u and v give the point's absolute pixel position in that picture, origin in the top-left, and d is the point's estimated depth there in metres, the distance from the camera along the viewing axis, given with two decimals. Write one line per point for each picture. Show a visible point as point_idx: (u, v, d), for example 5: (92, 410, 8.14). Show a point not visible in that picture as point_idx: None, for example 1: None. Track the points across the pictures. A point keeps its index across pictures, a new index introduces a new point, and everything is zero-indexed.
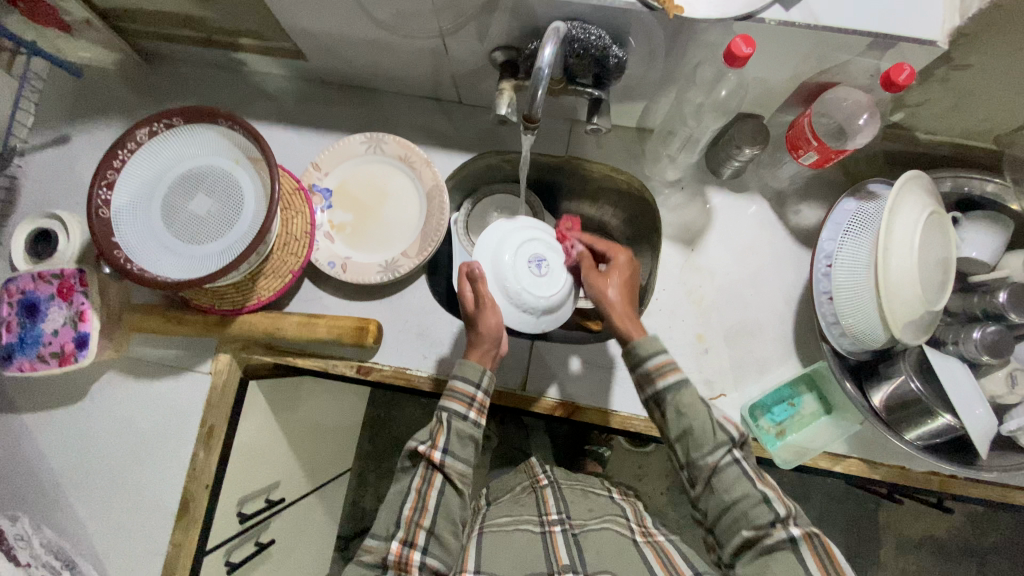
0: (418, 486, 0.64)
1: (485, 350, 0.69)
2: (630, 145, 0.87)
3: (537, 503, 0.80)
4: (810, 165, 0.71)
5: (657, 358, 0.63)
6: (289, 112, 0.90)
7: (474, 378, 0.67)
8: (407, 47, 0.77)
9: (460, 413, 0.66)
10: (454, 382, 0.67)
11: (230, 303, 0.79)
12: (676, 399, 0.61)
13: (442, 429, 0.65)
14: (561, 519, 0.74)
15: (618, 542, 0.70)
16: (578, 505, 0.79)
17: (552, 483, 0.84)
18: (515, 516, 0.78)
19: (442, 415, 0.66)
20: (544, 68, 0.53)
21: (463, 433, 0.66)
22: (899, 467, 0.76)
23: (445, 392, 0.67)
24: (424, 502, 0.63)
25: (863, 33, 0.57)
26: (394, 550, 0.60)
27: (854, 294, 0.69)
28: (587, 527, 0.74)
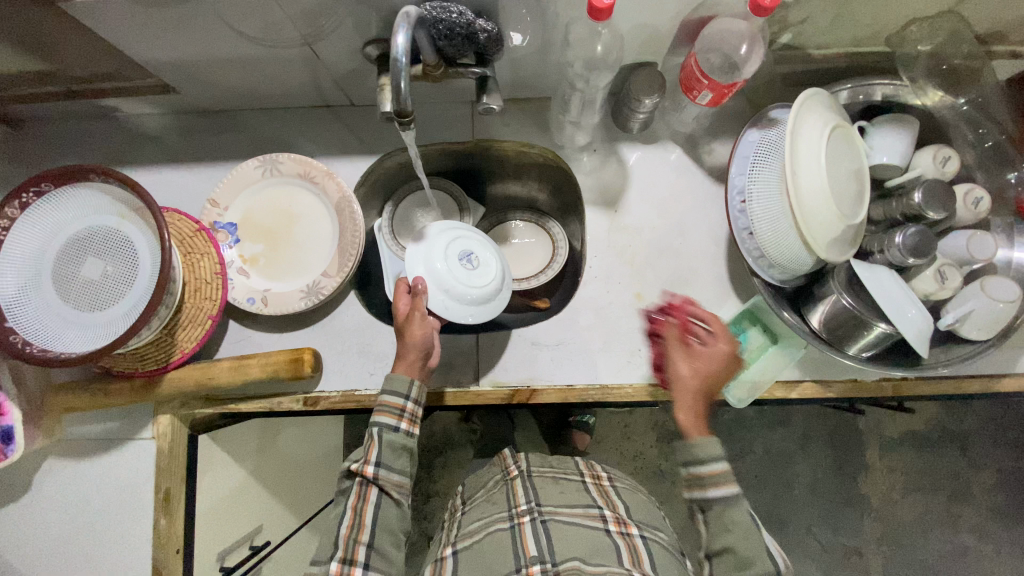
0: (353, 506, 0.66)
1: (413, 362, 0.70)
2: (534, 116, 0.84)
3: (506, 497, 0.80)
4: (708, 104, 0.69)
5: (706, 467, 0.60)
6: (176, 150, 0.85)
7: (402, 391, 0.69)
8: (277, 60, 0.72)
9: (390, 425, 0.68)
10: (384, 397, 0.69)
11: (155, 362, 0.76)
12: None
13: (373, 443, 0.68)
14: (530, 508, 0.76)
15: (587, 536, 0.71)
16: (548, 491, 0.79)
17: (522, 472, 0.84)
18: (487, 514, 0.78)
19: (373, 431, 0.68)
20: (401, 57, 0.50)
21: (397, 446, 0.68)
22: (852, 381, 0.77)
23: (376, 407, 0.69)
24: (360, 520, 0.65)
25: None
26: (334, 570, 0.62)
27: (773, 225, 0.68)
28: (556, 511, 0.76)
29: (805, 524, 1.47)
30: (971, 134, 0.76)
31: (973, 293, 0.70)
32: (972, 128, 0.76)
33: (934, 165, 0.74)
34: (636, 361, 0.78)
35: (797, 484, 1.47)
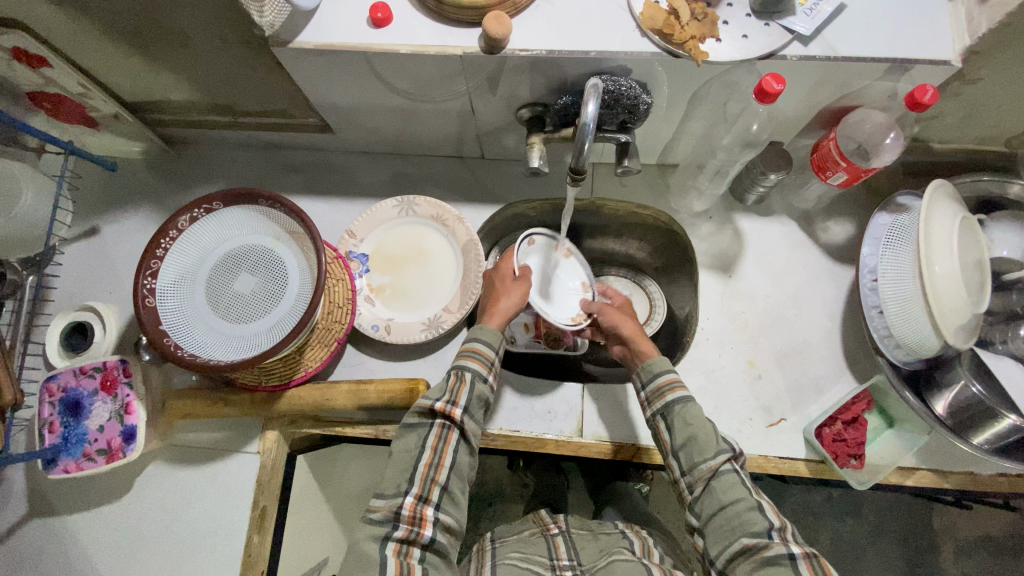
0: (433, 445, 0.65)
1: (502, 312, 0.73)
2: (653, 181, 0.89)
3: (548, 548, 0.87)
4: (839, 185, 0.73)
5: (664, 376, 0.69)
6: (318, 183, 0.91)
7: (494, 343, 0.71)
8: (434, 112, 0.80)
9: (480, 375, 0.68)
10: (474, 346, 0.71)
11: (278, 378, 0.79)
12: (683, 412, 0.65)
13: (463, 386, 0.67)
14: (572, 565, 0.83)
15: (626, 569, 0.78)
16: (589, 550, 0.86)
17: (562, 531, 0.92)
18: (525, 552, 0.85)
19: (464, 374, 0.68)
20: (590, 122, 0.55)
21: (478, 390, 0.68)
22: (969, 473, 0.75)
23: (466, 351, 0.70)
24: (438, 463, 0.64)
25: (880, 60, 0.60)
26: (408, 506, 0.61)
27: (903, 306, 0.69)
28: (596, 566, 0.82)
29: None
30: None
31: None
32: None
33: None
34: (747, 429, 0.77)
35: None
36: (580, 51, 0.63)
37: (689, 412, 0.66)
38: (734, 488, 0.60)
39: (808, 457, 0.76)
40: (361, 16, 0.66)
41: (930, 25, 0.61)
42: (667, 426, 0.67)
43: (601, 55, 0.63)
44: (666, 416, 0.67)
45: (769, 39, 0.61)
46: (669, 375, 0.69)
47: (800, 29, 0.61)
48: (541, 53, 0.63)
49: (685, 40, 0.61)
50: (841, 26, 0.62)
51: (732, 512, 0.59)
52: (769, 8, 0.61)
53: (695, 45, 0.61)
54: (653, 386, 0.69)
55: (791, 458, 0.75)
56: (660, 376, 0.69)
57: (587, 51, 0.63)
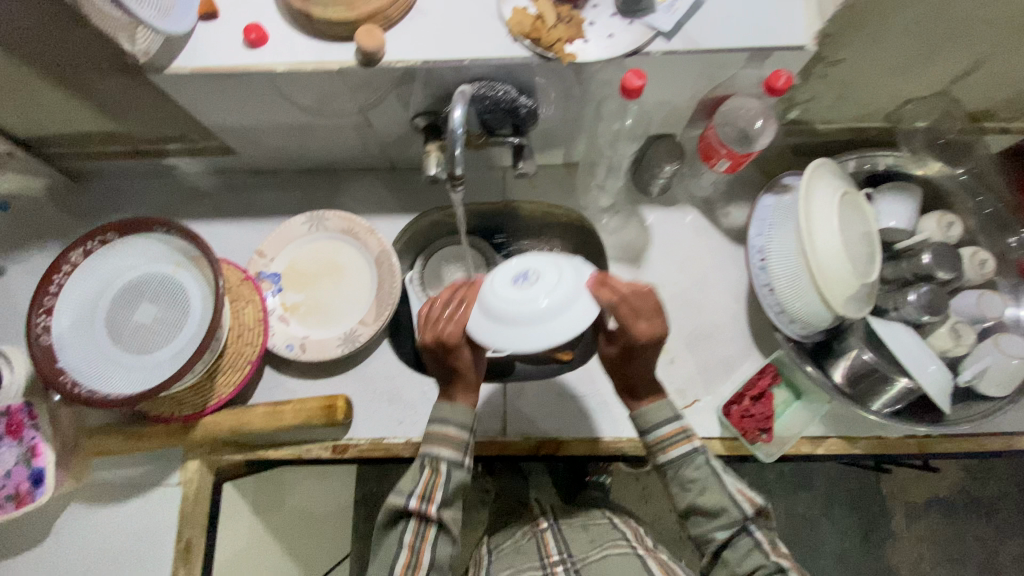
0: (410, 544, 0.61)
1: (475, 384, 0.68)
2: (561, 180, 0.91)
3: (538, 548, 0.90)
4: (725, 172, 0.76)
5: (664, 430, 0.66)
6: (228, 205, 0.91)
7: (466, 422, 0.66)
8: (332, 128, 0.80)
9: (455, 462, 0.64)
10: (448, 428, 0.66)
11: (191, 407, 0.78)
12: (680, 474, 0.65)
13: (439, 480, 0.63)
14: (564, 559, 0.86)
15: (621, 562, 0.82)
16: (579, 542, 0.90)
17: (550, 526, 0.95)
18: (518, 562, 0.88)
19: (437, 466, 0.63)
20: (458, 127, 0.56)
21: (457, 478, 0.65)
22: (877, 437, 0.78)
23: (437, 437, 0.65)
24: (417, 560, 0.60)
25: (739, 50, 0.63)
26: None
27: (791, 281, 0.72)
28: (588, 558, 0.85)
29: None
30: (969, 203, 0.82)
31: (989, 349, 0.73)
32: (972, 195, 0.82)
33: (939, 229, 0.79)
34: None
35: (822, 552, 1.42)
36: (454, 59, 0.64)
37: (688, 476, 0.65)
38: (749, 556, 0.60)
39: (723, 435, 0.77)
40: (237, 38, 0.67)
41: (783, 13, 0.64)
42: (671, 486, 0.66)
43: (475, 62, 0.64)
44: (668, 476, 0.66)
45: (633, 36, 0.64)
46: (657, 435, 0.66)
47: (661, 25, 0.63)
48: (417, 63, 0.64)
49: (553, 42, 0.63)
50: (699, 19, 0.64)
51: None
52: (631, 7, 0.64)
53: (561, 47, 0.63)
54: (654, 439, 0.67)
55: (707, 438, 0.77)
56: (653, 435, 0.67)
57: (461, 58, 0.64)
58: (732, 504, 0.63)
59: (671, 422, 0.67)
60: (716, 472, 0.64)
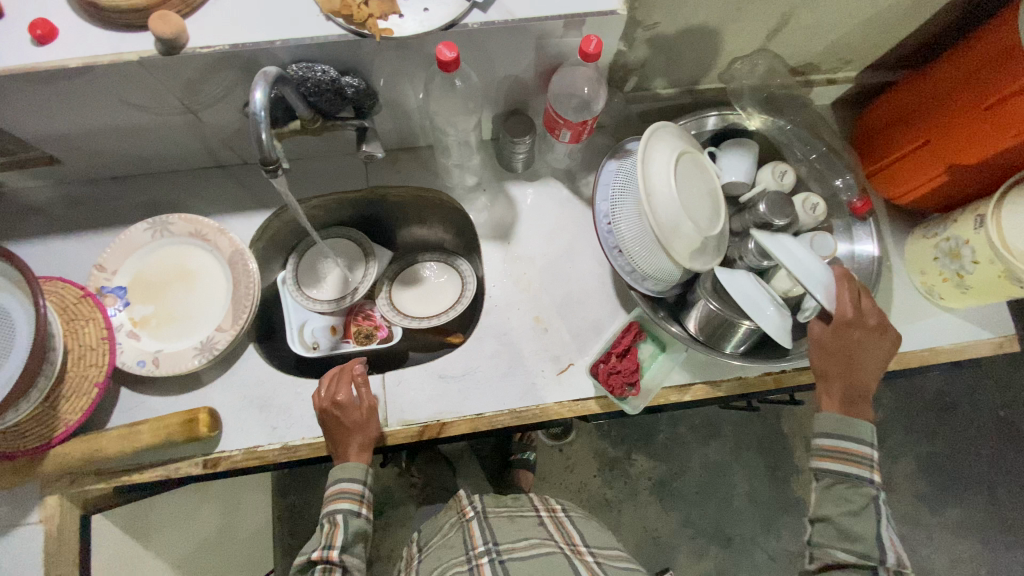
0: None
1: (359, 446, 0.75)
2: (425, 163, 0.90)
3: (464, 540, 0.90)
4: (571, 142, 0.77)
5: (853, 445, 0.70)
6: (64, 220, 0.83)
7: (359, 476, 0.75)
8: (163, 126, 0.75)
9: (352, 511, 0.74)
10: (341, 486, 0.75)
11: (36, 439, 0.72)
12: (841, 492, 0.69)
13: (338, 528, 0.72)
14: (488, 549, 0.86)
15: (545, 560, 0.83)
16: (505, 530, 0.91)
17: (477, 514, 0.95)
18: (445, 561, 0.88)
19: (336, 518, 0.73)
20: (259, 111, 0.54)
21: (356, 524, 0.73)
22: (737, 378, 0.83)
23: (335, 495, 0.74)
24: None
25: (553, 17, 0.64)
26: None
27: (636, 241, 0.75)
28: (513, 550, 0.86)
29: (750, 536, 1.49)
30: (800, 153, 0.88)
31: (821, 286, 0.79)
32: (802, 146, 0.89)
33: (774, 178, 0.84)
34: (541, 380, 0.81)
35: (734, 495, 1.51)
36: (265, 42, 0.62)
37: (836, 492, 0.69)
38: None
39: (597, 395, 0.80)
40: (22, 34, 0.61)
41: None
42: (819, 491, 0.71)
43: (288, 43, 0.62)
44: (819, 483, 0.71)
45: (448, 9, 0.63)
46: (835, 440, 0.70)
47: None
48: (223, 48, 0.61)
49: (366, 19, 0.62)
50: None
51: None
52: None
53: (375, 23, 0.62)
54: (838, 445, 0.70)
55: (582, 399, 0.80)
56: (820, 437, 0.72)
57: (272, 40, 0.61)
58: (877, 541, 0.65)
59: (853, 442, 0.70)
60: (869, 502, 0.68)
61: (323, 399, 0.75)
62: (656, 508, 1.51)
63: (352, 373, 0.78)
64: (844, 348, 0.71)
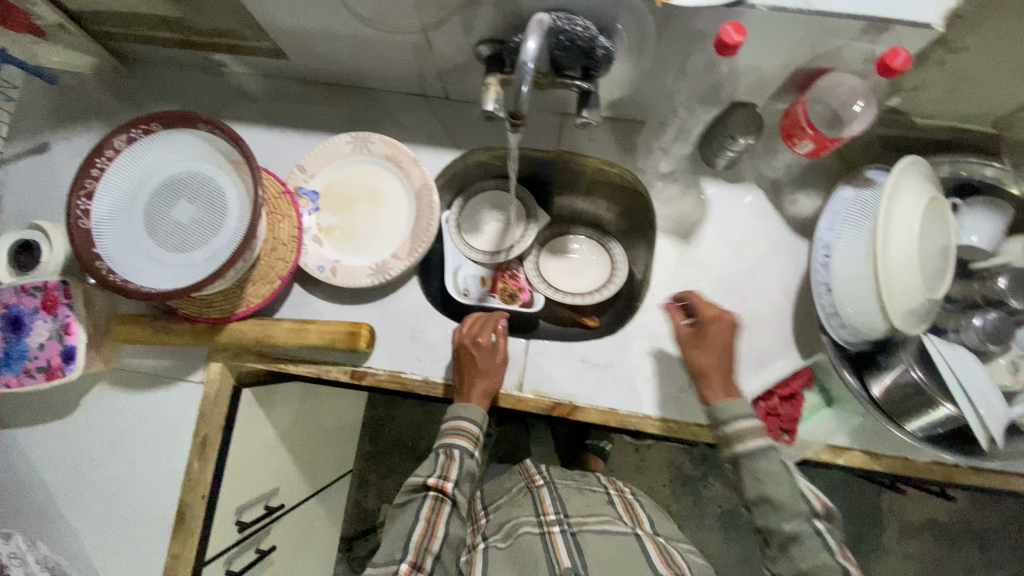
0: (427, 515, 0.70)
1: (483, 391, 0.76)
2: (622, 137, 0.85)
3: (534, 504, 0.87)
4: (806, 154, 0.70)
5: (738, 423, 0.65)
6: (273, 113, 0.87)
7: (477, 418, 0.75)
8: (390, 43, 0.75)
9: (468, 450, 0.74)
10: (461, 423, 0.75)
11: (219, 311, 0.78)
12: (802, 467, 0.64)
13: (454, 463, 0.73)
14: (560, 519, 0.81)
15: (619, 544, 0.77)
16: (575, 502, 0.87)
17: (546, 484, 0.92)
18: (516, 520, 0.85)
19: (453, 452, 0.73)
20: (529, 62, 0.51)
21: (468, 464, 0.74)
22: (901, 457, 0.76)
23: (455, 431, 0.74)
24: (433, 529, 0.70)
25: (856, 18, 0.55)
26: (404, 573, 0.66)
27: (851, 284, 0.67)
28: (584, 523, 0.81)
29: None
30: None
31: None
32: None
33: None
34: (685, 396, 0.77)
35: None
36: None
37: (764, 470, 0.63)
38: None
39: None
40: None
41: None
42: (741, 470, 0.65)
43: None
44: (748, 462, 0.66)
45: None
46: None
47: None
48: None
49: None
50: None
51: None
52: None
53: None
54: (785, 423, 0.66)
55: None
56: (737, 420, 0.65)
57: None
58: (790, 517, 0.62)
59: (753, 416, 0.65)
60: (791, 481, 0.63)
61: (465, 334, 0.77)
62: (717, 536, 1.46)
63: (495, 319, 0.80)
64: (720, 342, 0.69)
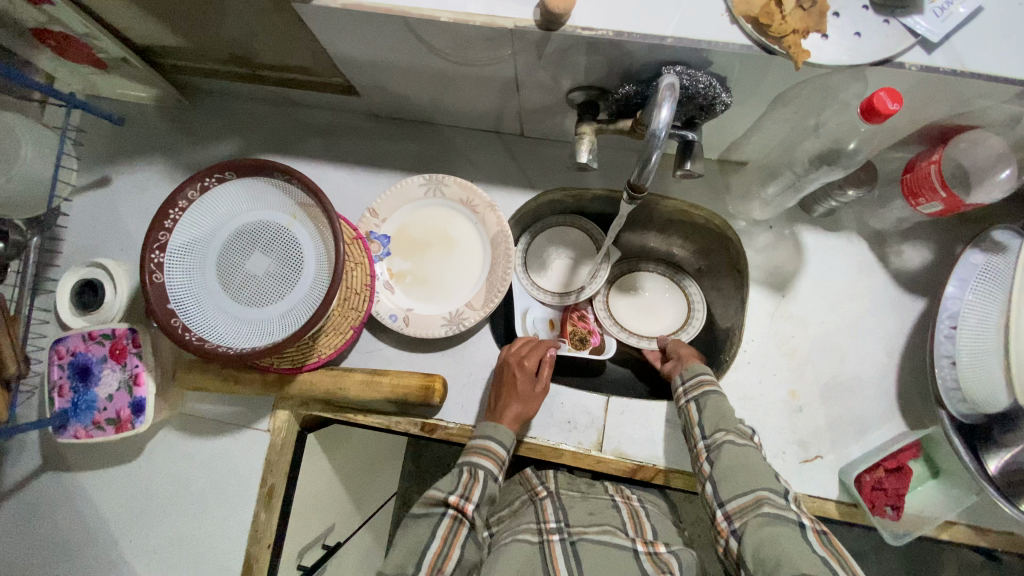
0: (442, 535, 0.62)
1: (517, 414, 0.71)
2: (711, 179, 0.79)
3: (535, 511, 0.77)
4: (931, 213, 0.65)
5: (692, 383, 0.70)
6: (341, 150, 0.84)
7: (507, 442, 0.69)
8: (472, 83, 0.70)
9: (491, 473, 0.67)
10: (488, 443, 0.69)
11: (289, 363, 0.74)
12: (742, 461, 0.60)
13: (476, 484, 0.65)
14: (560, 528, 0.73)
15: (621, 561, 0.69)
16: (577, 511, 0.76)
17: (550, 492, 0.81)
18: (513, 526, 0.76)
19: (478, 471, 0.66)
20: (661, 130, 0.47)
21: (490, 488, 0.66)
22: (1010, 534, 0.70)
23: (480, 448, 0.68)
24: (447, 553, 0.61)
25: (1019, 80, 0.50)
26: None
27: (979, 358, 0.62)
28: (586, 534, 0.72)
29: None
30: None
31: None
32: None
33: None
34: (779, 463, 0.72)
35: None
36: (655, 38, 0.52)
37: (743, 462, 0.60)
38: (771, 526, 0.55)
39: (840, 499, 0.71)
40: None
41: None
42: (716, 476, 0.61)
43: (680, 43, 0.52)
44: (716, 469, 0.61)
45: (886, 41, 0.51)
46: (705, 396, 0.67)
47: (925, 32, 0.50)
48: (606, 34, 0.53)
49: (785, 33, 0.50)
50: (974, 31, 0.51)
51: (782, 550, 0.52)
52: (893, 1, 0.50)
53: (796, 42, 0.50)
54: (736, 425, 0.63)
55: (822, 499, 0.70)
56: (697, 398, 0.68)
57: (662, 36, 0.52)
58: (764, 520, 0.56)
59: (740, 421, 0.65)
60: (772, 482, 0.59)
61: (512, 354, 0.76)
62: None
63: (546, 348, 0.78)
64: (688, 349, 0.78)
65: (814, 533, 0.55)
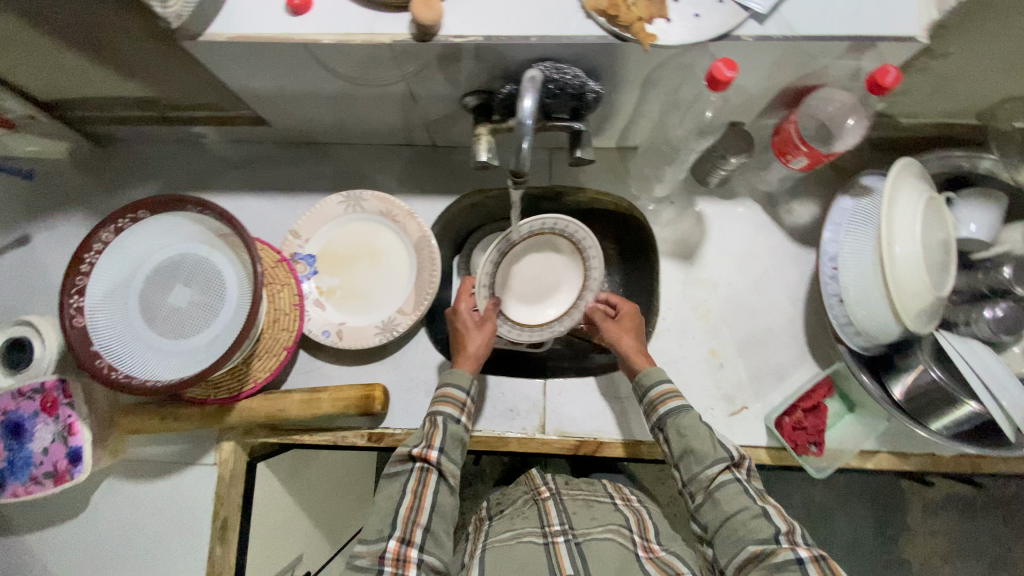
0: (413, 488, 0.63)
1: (473, 356, 0.72)
2: (613, 165, 0.85)
3: (540, 514, 0.75)
4: (801, 168, 0.71)
5: (660, 390, 0.68)
6: (261, 180, 0.86)
7: (465, 383, 0.69)
8: (372, 101, 0.73)
9: (454, 417, 0.67)
10: (447, 389, 0.69)
11: (227, 391, 0.76)
12: (677, 424, 0.64)
13: (437, 431, 0.66)
14: (564, 529, 0.71)
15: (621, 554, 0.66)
16: (581, 515, 0.74)
17: (554, 494, 0.79)
18: (515, 529, 0.74)
19: (437, 419, 0.67)
20: (527, 119, 0.50)
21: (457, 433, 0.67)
22: (930, 455, 0.75)
23: (438, 398, 0.68)
24: (420, 504, 0.63)
25: (841, 38, 0.56)
26: (392, 550, 0.60)
27: (863, 294, 0.67)
28: (591, 535, 0.70)
29: None
30: None
31: None
32: None
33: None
34: (708, 419, 0.76)
35: (834, 542, 1.27)
36: (520, 37, 0.57)
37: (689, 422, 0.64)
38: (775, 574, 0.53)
39: (770, 444, 0.75)
40: (279, 3, 0.60)
41: None
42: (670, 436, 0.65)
43: (543, 39, 0.57)
44: (665, 431, 0.66)
45: (723, 17, 0.57)
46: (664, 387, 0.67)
47: (756, 6, 0.56)
48: (476, 39, 0.57)
49: (632, 21, 0.56)
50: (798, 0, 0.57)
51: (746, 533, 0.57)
52: None
53: (642, 28, 0.56)
54: (648, 399, 0.68)
55: (753, 447, 0.74)
56: (652, 390, 0.68)
57: (527, 35, 0.57)
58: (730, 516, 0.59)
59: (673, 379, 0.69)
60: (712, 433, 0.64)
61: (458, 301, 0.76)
62: None
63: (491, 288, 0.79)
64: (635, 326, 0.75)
65: (815, 567, 0.53)
